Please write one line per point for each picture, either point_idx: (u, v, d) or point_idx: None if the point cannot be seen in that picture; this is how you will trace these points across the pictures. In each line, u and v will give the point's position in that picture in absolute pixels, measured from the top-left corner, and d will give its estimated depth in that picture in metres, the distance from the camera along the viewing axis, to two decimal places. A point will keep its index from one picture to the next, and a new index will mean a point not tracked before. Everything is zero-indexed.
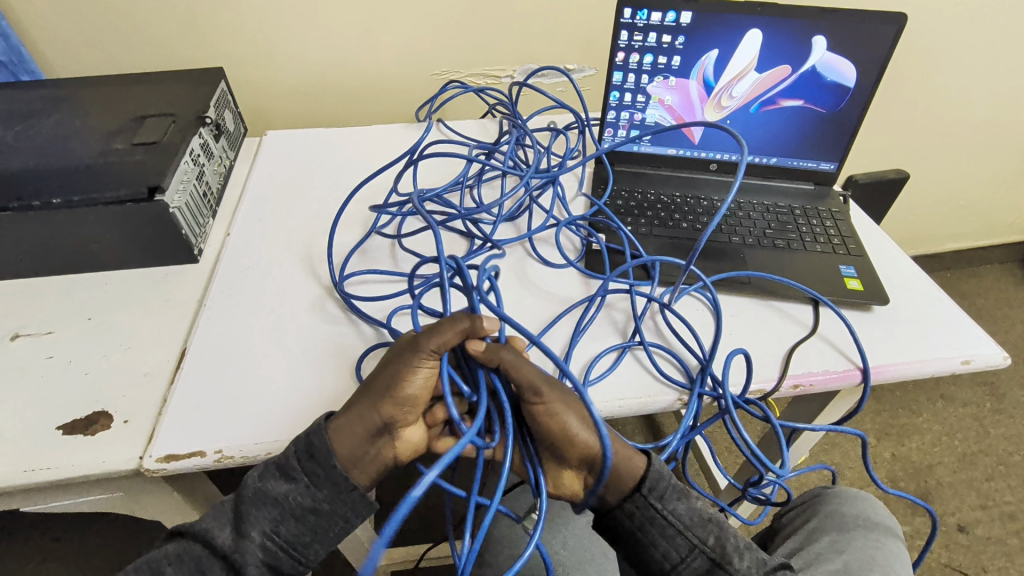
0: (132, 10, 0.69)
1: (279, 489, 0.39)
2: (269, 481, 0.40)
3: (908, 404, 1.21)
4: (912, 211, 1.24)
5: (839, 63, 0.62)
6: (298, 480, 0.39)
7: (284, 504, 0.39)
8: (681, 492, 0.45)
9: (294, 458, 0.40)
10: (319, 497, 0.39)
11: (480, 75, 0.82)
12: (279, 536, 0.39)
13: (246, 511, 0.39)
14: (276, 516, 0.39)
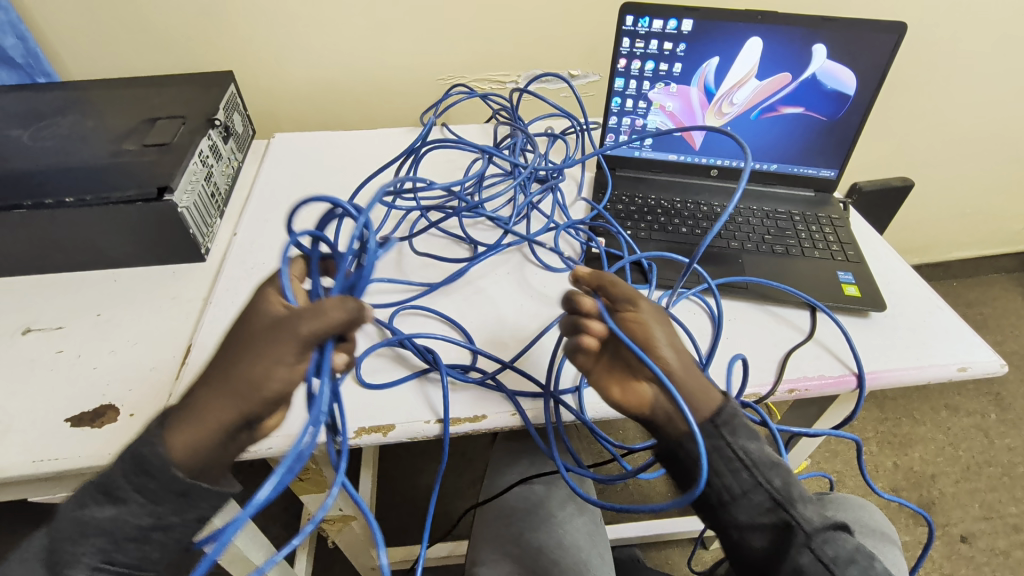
0: (158, 19, 0.77)
1: (104, 514, 0.33)
2: (94, 506, 0.34)
3: (912, 413, 1.23)
4: (913, 219, 1.29)
5: (839, 71, 0.62)
6: (131, 498, 0.33)
7: (117, 528, 0.33)
8: (754, 433, 0.38)
9: (121, 474, 0.33)
10: (158, 513, 0.34)
11: (486, 82, 0.89)
12: (122, 555, 0.34)
13: (71, 539, 0.33)
14: (111, 539, 0.34)
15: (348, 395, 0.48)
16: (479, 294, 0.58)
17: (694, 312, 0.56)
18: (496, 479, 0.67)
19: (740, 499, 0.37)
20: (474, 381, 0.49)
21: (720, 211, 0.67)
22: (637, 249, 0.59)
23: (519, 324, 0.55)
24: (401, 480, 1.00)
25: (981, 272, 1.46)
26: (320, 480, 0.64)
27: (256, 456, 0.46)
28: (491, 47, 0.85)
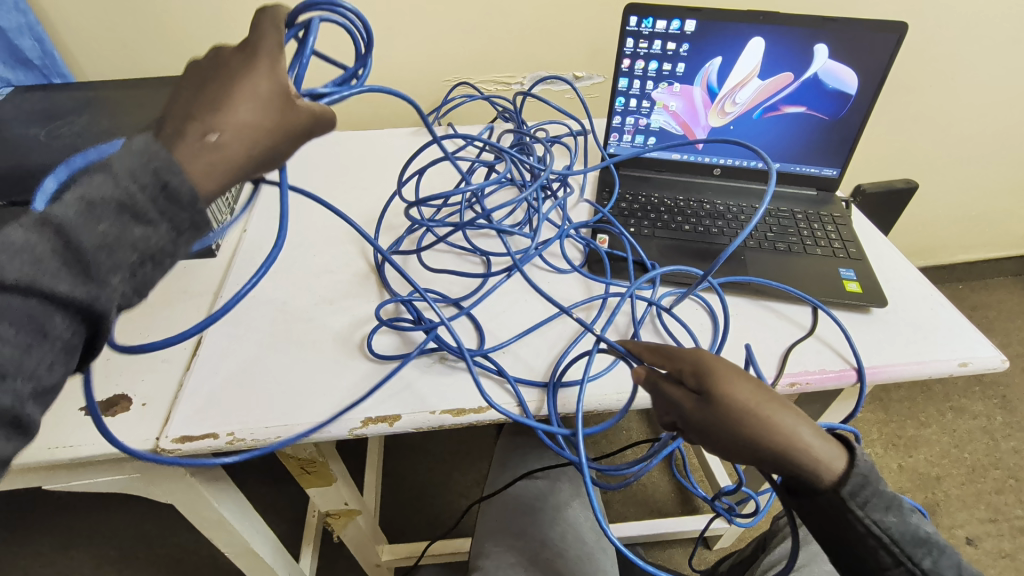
0: (170, 21, 0.79)
1: (128, 235, 0.28)
2: (104, 225, 0.27)
3: (916, 415, 1.23)
4: (917, 222, 1.29)
5: (841, 71, 0.63)
6: (160, 220, 0.29)
7: (142, 248, 0.29)
8: (890, 502, 0.36)
9: (142, 194, 0.28)
10: (160, 229, 0.29)
11: (491, 83, 0.90)
12: (141, 281, 0.30)
13: (89, 260, 0.27)
14: (130, 264, 0.29)
15: (356, 386, 0.49)
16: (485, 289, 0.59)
17: (697, 310, 0.57)
18: (499, 475, 0.68)
19: (892, 575, 0.35)
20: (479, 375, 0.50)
21: (722, 209, 0.68)
22: (640, 250, 0.60)
23: (524, 320, 0.56)
24: (405, 478, 1.00)
25: (986, 275, 1.45)
26: (326, 474, 0.64)
27: (265, 445, 0.47)
28: (497, 49, 0.86)
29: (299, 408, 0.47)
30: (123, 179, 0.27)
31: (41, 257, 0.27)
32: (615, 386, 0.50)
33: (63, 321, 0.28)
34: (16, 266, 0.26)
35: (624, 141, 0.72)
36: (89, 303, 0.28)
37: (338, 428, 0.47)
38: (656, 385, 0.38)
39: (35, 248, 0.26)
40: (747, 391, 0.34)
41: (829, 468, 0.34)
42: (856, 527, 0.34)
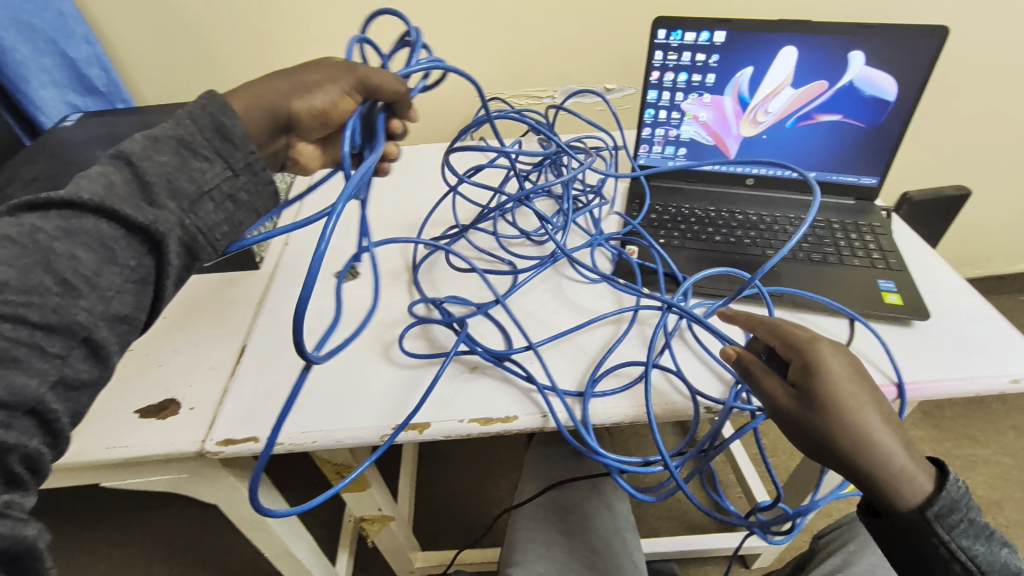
0: (222, 48, 0.84)
1: (189, 166, 0.37)
2: (170, 157, 0.37)
3: (973, 434, 1.16)
4: (970, 231, 1.23)
5: (877, 77, 0.61)
6: (213, 157, 0.38)
7: (199, 181, 0.37)
8: (979, 530, 0.38)
9: (200, 134, 0.38)
10: (234, 181, 0.39)
11: (522, 97, 0.92)
12: (197, 216, 0.37)
13: (155, 185, 0.36)
14: (188, 195, 0.37)
15: (389, 394, 0.51)
16: (514, 300, 0.60)
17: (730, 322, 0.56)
18: (529, 484, 0.68)
19: None
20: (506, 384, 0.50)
21: (755, 220, 0.67)
22: (671, 261, 0.59)
23: (552, 332, 0.56)
24: (437, 485, 1.02)
25: None
26: (361, 479, 0.66)
27: (301, 450, 0.48)
28: (528, 65, 0.88)
29: (334, 415, 0.49)
30: (185, 124, 0.38)
31: (121, 187, 0.35)
32: (643, 397, 0.50)
33: (131, 241, 0.35)
34: (97, 190, 0.34)
35: (654, 152, 0.72)
36: (154, 219, 0.35)
37: (370, 434, 0.48)
38: (749, 368, 0.42)
39: (115, 177, 0.35)
40: (849, 389, 0.38)
41: (911, 481, 0.36)
42: (937, 547, 0.36)
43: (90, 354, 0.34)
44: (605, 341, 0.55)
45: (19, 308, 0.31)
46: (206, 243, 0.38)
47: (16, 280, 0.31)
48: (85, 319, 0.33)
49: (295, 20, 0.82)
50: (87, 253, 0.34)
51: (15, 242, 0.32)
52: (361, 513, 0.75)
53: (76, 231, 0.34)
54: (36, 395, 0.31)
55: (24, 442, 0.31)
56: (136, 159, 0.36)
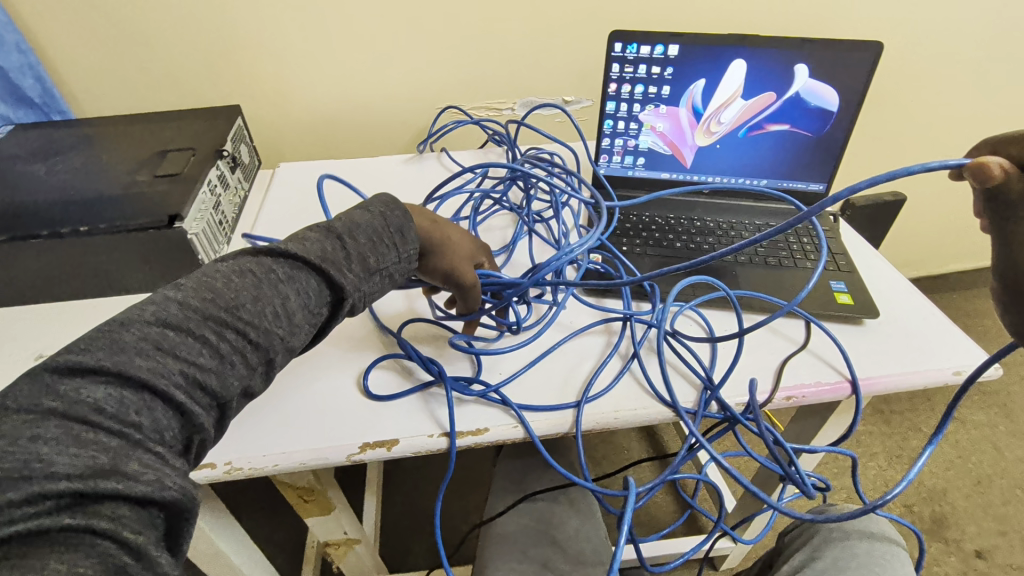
0: (168, 58, 0.81)
1: (376, 250, 0.42)
2: (368, 241, 0.41)
3: (919, 426, 1.22)
4: (907, 233, 1.31)
5: (821, 89, 0.65)
6: (391, 247, 0.43)
7: (379, 262, 0.42)
8: None
9: (388, 228, 0.43)
10: (398, 269, 0.44)
11: (483, 108, 0.92)
12: (366, 287, 0.41)
13: (355, 258, 0.40)
14: (368, 269, 0.41)
15: (356, 412, 0.49)
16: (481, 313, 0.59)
17: (697, 328, 0.57)
18: (498, 497, 0.66)
19: None
20: (477, 395, 0.49)
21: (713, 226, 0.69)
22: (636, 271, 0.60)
23: (523, 346, 0.56)
24: (405, 504, 0.99)
25: (980, 283, 1.47)
26: (325, 503, 0.64)
27: (263, 474, 0.46)
28: (489, 77, 0.89)
29: (297, 434, 0.47)
30: (380, 217, 0.43)
31: (331, 251, 0.40)
32: (615, 401, 0.51)
33: (322, 294, 0.39)
34: (315, 250, 0.39)
35: (613, 162, 0.74)
36: (346, 284, 0.39)
37: (336, 454, 0.46)
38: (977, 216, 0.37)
39: (330, 245, 0.40)
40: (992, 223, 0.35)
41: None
42: None
43: (267, 372, 0.37)
44: (577, 351, 0.55)
45: (245, 324, 0.35)
46: (362, 307, 0.42)
47: (248, 302, 0.35)
48: (279, 346, 0.36)
49: (247, 29, 0.79)
50: (297, 295, 0.37)
51: (253, 273, 0.36)
52: (326, 537, 0.72)
53: (295, 275, 0.38)
54: (230, 398, 0.34)
55: (209, 429, 0.33)
56: (344, 233, 0.41)
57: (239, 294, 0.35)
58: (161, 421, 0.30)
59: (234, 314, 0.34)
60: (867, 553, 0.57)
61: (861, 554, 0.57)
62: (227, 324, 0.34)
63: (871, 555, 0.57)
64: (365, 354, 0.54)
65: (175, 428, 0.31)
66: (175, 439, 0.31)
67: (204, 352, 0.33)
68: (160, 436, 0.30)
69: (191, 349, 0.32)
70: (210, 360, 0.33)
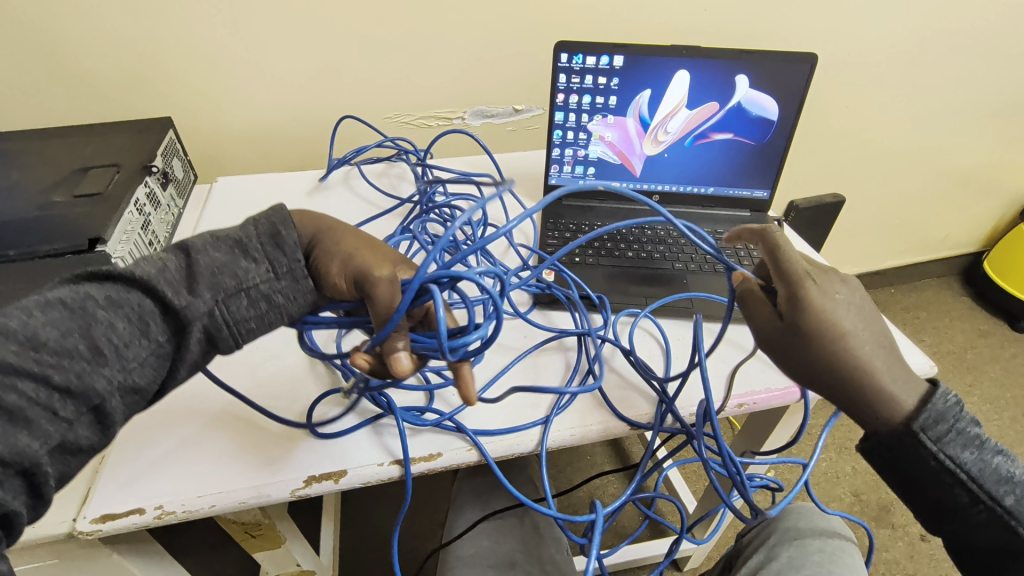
0: (90, 68, 0.76)
1: (237, 265, 0.38)
2: (223, 254, 0.38)
3: None
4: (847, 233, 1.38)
5: (762, 99, 0.66)
6: (260, 259, 0.39)
7: (241, 279, 0.38)
8: (972, 442, 0.39)
9: (255, 237, 0.39)
10: (276, 286, 0.39)
11: (433, 118, 0.91)
12: (226, 309, 0.38)
13: (201, 277, 0.37)
14: (226, 289, 0.38)
15: (301, 444, 0.46)
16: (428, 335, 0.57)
17: (651, 343, 0.57)
18: (457, 519, 0.65)
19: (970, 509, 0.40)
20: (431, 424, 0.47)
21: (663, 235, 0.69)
22: (586, 285, 0.59)
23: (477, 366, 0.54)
24: (364, 527, 0.96)
25: (913, 278, 1.56)
26: (275, 537, 0.60)
27: (199, 516, 0.43)
28: (438, 86, 0.87)
29: (237, 471, 0.44)
30: (247, 224, 0.39)
31: (173, 272, 0.37)
32: (571, 419, 0.50)
33: (160, 324, 0.37)
34: (149, 270, 0.37)
35: (564, 172, 0.73)
36: (187, 309, 0.37)
37: (279, 490, 0.44)
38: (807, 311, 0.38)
39: (170, 265, 0.37)
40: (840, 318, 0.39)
41: (897, 400, 0.38)
42: (946, 478, 0.39)
43: (95, 421, 0.36)
44: (533, 369, 0.54)
45: (45, 369, 0.34)
46: (232, 334, 0.39)
47: (53, 341, 0.34)
48: (103, 388, 0.35)
49: (178, 37, 0.75)
50: (122, 326, 0.36)
51: (65, 307, 0.35)
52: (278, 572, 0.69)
53: (121, 303, 0.36)
54: (31, 458, 0.33)
55: (10, 500, 0.33)
56: (194, 248, 0.38)
57: (43, 332, 0.34)
58: None
59: (34, 359, 0.33)
60: (822, 553, 0.58)
61: (816, 554, 0.58)
62: (23, 374, 0.33)
63: (826, 554, 0.58)
64: (311, 381, 0.52)
65: None
66: None
67: None
68: None
69: None
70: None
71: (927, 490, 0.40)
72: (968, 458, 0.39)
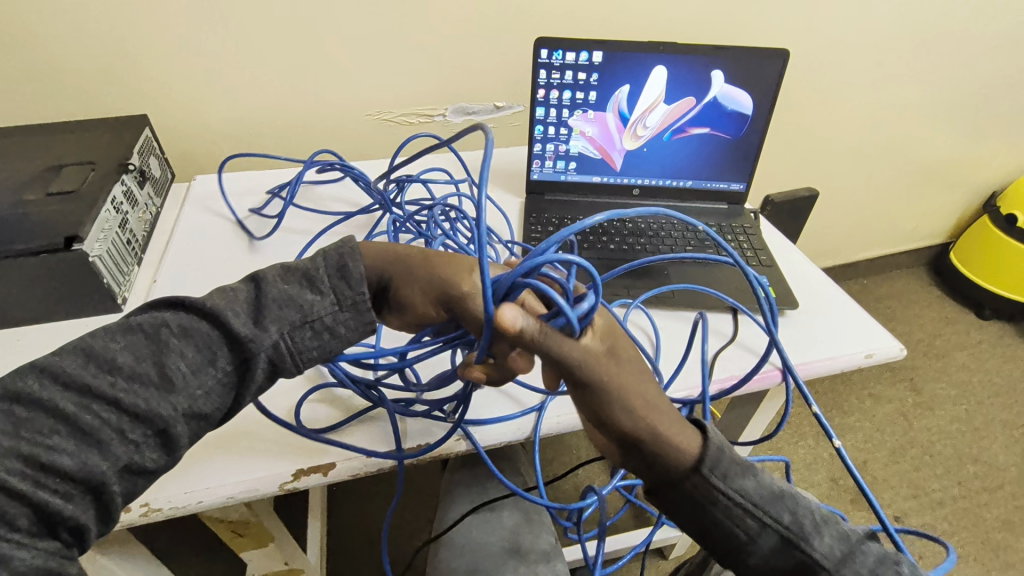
0: (61, 65, 0.74)
1: (303, 296, 0.37)
2: (291, 287, 0.37)
3: (841, 404, 1.31)
4: (821, 226, 1.41)
5: (737, 94, 0.68)
6: (326, 291, 0.37)
7: (307, 311, 0.37)
8: (817, 517, 0.34)
9: (323, 273, 0.38)
10: (341, 317, 0.38)
11: (414, 115, 0.91)
12: (292, 341, 0.37)
13: (269, 306, 0.36)
14: (292, 321, 0.37)
15: (290, 440, 0.46)
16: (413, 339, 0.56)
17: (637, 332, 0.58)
18: (446, 511, 0.65)
19: None
20: (421, 415, 0.47)
21: (643, 227, 0.71)
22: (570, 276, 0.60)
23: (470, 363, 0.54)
24: (351, 526, 0.96)
25: (884, 269, 1.61)
26: (262, 535, 0.60)
27: (186, 513, 0.43)
28: (419, 83, 0.87)
29: (225, 467, 0.44)
30: (316, 257, 0.38)
31: (242, 300, 0.37)
32: (559, 408, 0.50)
33: (228, 351, 0.36)
34: (220, 298, 0.36)
35: (546, 167, 0.74)
36: (255, 338, 0.36)
37: (268, 484, 0.43)
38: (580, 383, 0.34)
39: (241, 293, 0.37)
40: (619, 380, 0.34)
41: (685, 449, 0.33)
42: (786, 558, 0.34)
43: (161, 444, 0.36)
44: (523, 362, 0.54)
45: (118, 391, 0.34)
46: (293, 364, 0.38)
47: (128, 364, 0.34)
48: (169, 415, 0.35)
49: (152, 33, 0.74)
50: (192, 354, 0.36)
51: (141, 333, 0.35)
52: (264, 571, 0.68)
53: (190, 333, 0.36)
54: (100, 476, 0.33)
55: (78, 516, 0.33)
56: (263, 278, 0.37)
57: (118, 356, 0.34)
58: (7, 511, 0.31)
59: (109, 381, 0.34)
60: None
61: None
62: (98, 396, 0.34)
63: None
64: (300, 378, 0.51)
65: (29, 515, 0.32)
66: (31, 525, 0.32)
67: (59, 430, 0.33)
68: (8, 524, 0.31)
69: (43, 428, 0.33)
70: (68, 441, 0.33)
71: (704, 542, 0.35)
72: (817, 544, 0.34)
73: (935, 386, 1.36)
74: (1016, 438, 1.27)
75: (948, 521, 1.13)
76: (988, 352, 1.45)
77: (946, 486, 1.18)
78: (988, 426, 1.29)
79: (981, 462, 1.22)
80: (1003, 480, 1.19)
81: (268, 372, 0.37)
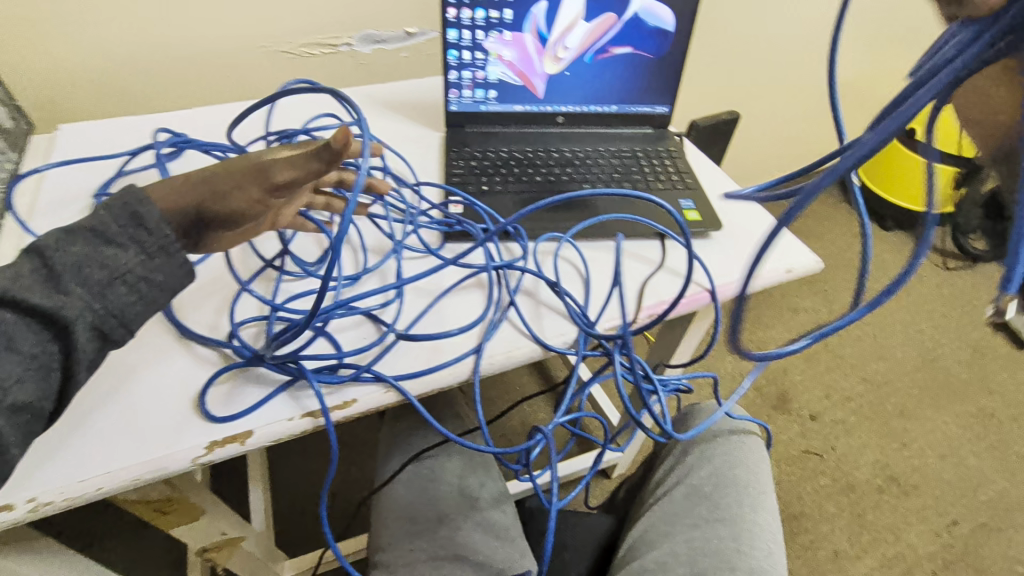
0: None
1: (100, 253, 0.35)
2: (84, 247, 0.35)
3: (763, 319, 1.40)
4: (743, 150, 1.44)
5: (657, 8, 0.65)
6: (127, 242, 0.36)
7: (112, 267, 0.36)
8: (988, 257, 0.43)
9: (113, 222, 0.36)
10: (152, 264, 0.37)
11: (315, 46, 0.81)
12: (106, 302, 0.36)
13: (63, 273, 0.35)
14: (98, 281, 0.35)
15: (199, 414, 0.41)
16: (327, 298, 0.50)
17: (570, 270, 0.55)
18: (385, 463, 0.64)
19: None
20: (348, 378, 0.43)
21: (569, 156, 0.68)
22: (498, 216, 0.55)
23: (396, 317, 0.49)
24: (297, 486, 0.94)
25: None
26: (191, 509, 0.57)
27: (85, 502, 0.39)
28: (316, 7, 0.78)
29: (124, 449, 0.39)
30: (101, 210, 0.36)
31: (25, 275, 0.35)
32: (493, 353, 0.48)
33: (35, 331, 0.35)
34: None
35: (464, 97, 0.69)
36: (64, 306, 0.34)
37: (178, 461, 0.39)
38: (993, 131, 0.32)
39: (22, 269, 0.35)
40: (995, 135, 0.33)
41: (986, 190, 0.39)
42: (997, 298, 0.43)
43: None
44: (457, 309, 0.50)
45: None
46: (121, 328, 0.37)
47: None
48: None
49: None
50: None
51: None
52: (203, 544, 0.65)
53: None
54: None
55: None
56: (43, 248, 0.35)
57: None
58: None
59: None
60: (743, 459, 0.63)
61: (739, 460, 0.63)
62: None
63: (749, 462, 0.63)
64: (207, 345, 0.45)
65: None
66: None
67: None
68: None
69: None
70: None
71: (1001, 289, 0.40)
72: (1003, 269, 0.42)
73: (845, 295, 1.47)
74: (913, 335, 1.40)
75: (855, 413, 1.25)
76: (890, 259, 1.57)
77: (854, 382, 1.30)
78: (890, 326, 1.41)
79: (883, 359, 1.35)
80: (902, 373, 1.32)
81: (95, 341, 0.36)
